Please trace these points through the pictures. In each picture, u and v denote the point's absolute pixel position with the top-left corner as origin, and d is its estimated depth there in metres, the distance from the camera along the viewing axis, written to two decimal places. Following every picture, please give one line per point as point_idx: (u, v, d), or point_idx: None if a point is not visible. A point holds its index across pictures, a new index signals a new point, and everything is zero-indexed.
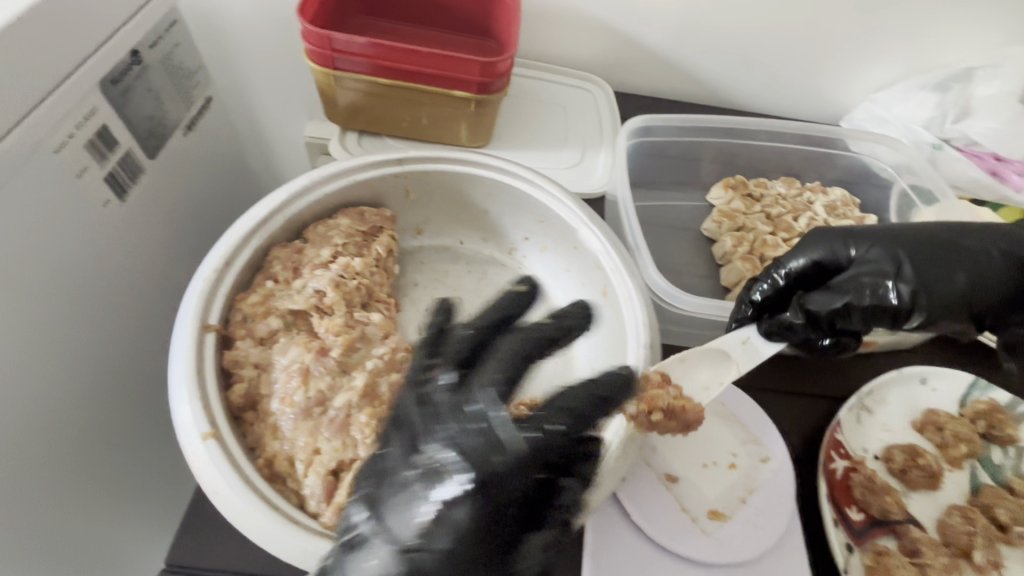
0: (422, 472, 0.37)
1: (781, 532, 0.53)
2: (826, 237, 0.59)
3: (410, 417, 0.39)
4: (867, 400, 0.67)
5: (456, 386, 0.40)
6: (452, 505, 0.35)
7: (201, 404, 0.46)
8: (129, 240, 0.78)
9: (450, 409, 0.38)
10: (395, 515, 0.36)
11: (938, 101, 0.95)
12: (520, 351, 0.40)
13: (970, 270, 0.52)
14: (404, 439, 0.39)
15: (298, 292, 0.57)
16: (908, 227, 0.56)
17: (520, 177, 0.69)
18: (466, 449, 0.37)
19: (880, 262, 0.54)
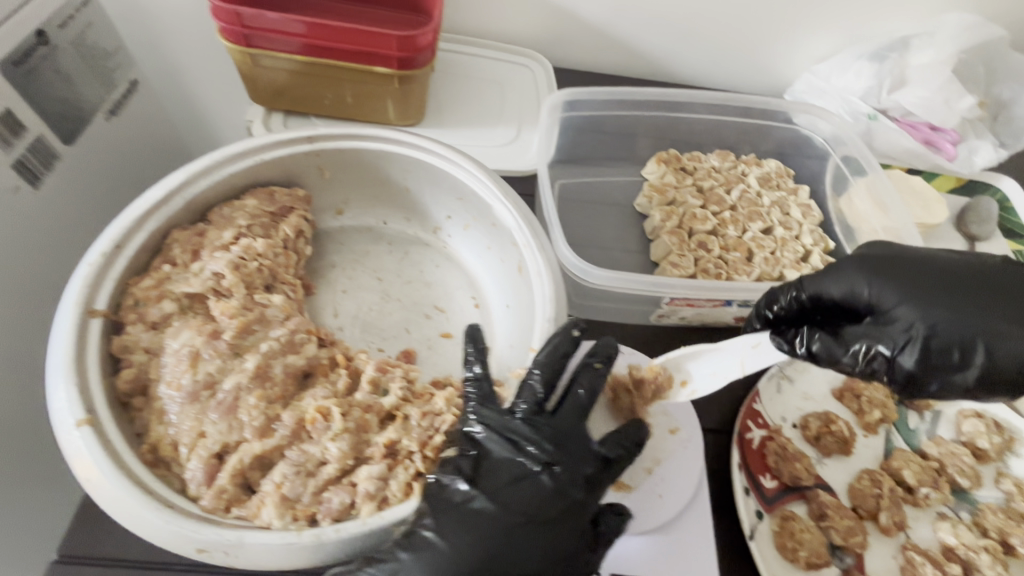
0: (518, 477, 0.44)
1: (685, 501, 0.53)
2: (862, 269, 0.50)
3: (499, 431, 0.46)
4: (787, 369, 0.67)
5: (538, 410, 0.47)
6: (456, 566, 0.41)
7: (79, 390, 0.45)
8: (41, 228, 0.76)
9: (539, 426, 0.46)
10: (483, 515, 0.43)
11: (874, 72, 0.94)
12: (588, 386, 0.49)
13: (1008, 349, 0.44)
14: (507, 450, 0.45)
15: (196, 275, 0.56)
16: (959, 276, 0.48)
17: (434, 153, 0.67)
18: (560, 457, 0.45)
19: (915, 323, 0.45)
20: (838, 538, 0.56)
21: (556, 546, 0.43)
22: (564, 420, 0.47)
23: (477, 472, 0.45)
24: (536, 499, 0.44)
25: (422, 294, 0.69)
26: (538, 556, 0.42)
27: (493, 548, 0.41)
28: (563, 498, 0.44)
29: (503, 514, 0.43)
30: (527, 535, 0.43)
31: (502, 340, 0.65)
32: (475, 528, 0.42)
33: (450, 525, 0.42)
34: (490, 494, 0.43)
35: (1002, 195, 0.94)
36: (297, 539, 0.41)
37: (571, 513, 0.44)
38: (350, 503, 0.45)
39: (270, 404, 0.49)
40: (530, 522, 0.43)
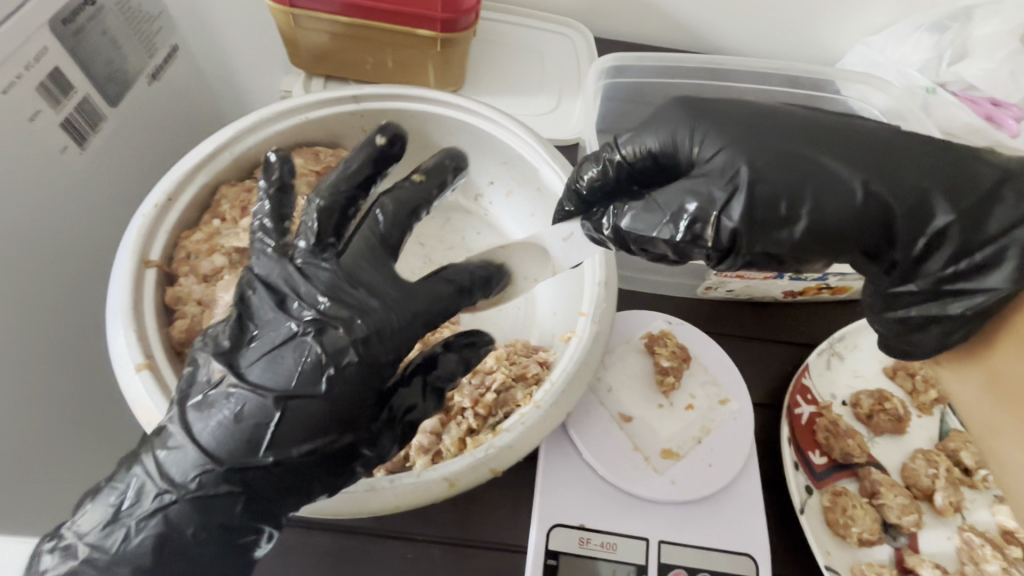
0: (279, 345, 0.39)
1: (736, 472, 0.52)
2: (683, 122, 0.46)
3: (269, 292, 0.41)
4: (838, 346, 0.65)
5: (317, 253, 0.42)
6: (241, 409, 0.37)
7: (138, 336, 0.46)
8: (90, 188, 0.77)
9: (314, 279, 0.41)
10: (226, 396, 0.38)
11: (934, 42, 0.90)
12: (393, 209, 0.43)
13: (833, 200, 0.41)
14: (274, 312, 0.41)
15: (245, 230, 0.56)
16: (775, 127, 0.44)
17: (479, 114, 0.65)
18: (337, 313, 0.40)
19: (740, 172, 0.42)
20: (893, 517, 0.54)
21: (325, 418, 0.38)
22: (349, 262, 0.42)
23: (233, 350, 0.40)
24: (294, 369, 0.38)
25: (464, 260, 0.68)
26: (291, 434, 0.37)
27: (237, 423, 0.37)
28: (328, 367, 0.38)
29: (248, 390, 0.38)
30: (281, 415, 0.37)
31: (546, 307, 0.65)
32: (219, 409, 0.38)
33: (193, 412, 0.38)
34: (238, 368, 0.39)
35: None
36: (352, 486, 0.41)
37: (341, 382, 0.39)
38: (404, 455, 0.45)
39: None
40: (281, 399, 0.37)
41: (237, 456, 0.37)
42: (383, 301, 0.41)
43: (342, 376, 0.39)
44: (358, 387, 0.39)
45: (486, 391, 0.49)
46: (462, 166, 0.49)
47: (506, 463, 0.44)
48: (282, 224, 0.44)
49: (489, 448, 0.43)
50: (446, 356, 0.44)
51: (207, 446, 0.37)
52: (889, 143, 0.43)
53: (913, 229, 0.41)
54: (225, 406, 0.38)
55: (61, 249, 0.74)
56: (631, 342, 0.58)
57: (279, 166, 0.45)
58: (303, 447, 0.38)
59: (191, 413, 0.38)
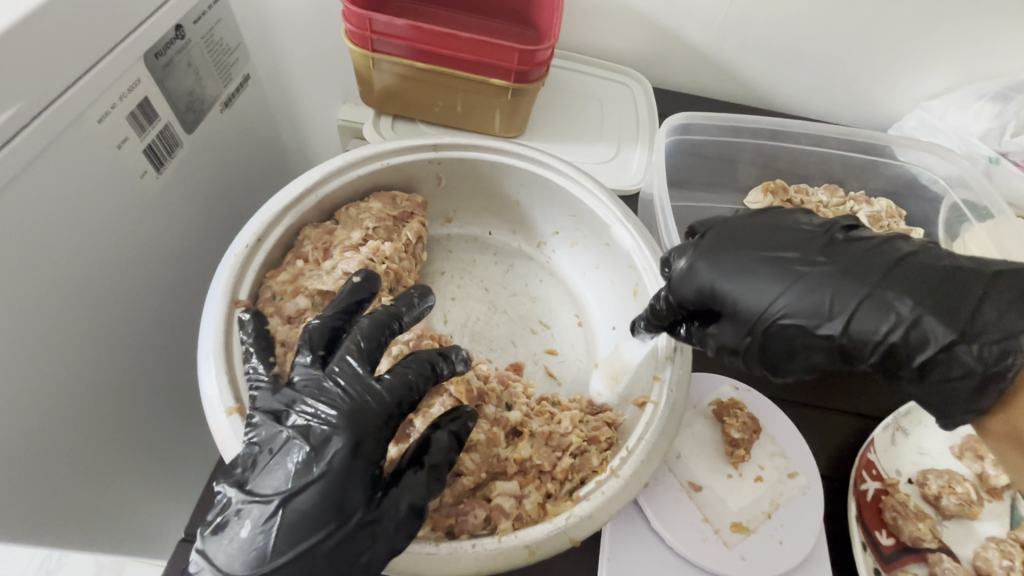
0: (274, 456, 0.39)
1: (807, 551, 0.51)
2: (710, 268, 0.45)
3: (265, 402, 0.42)
4: (902, 420, 0.64)
5: (313, 370, 0.43)
6: (254, 525, 0.36)
7: (228, 379, 0.47)
8: (166, 214, 0.78)
9: (302, 387, 0.42)
10: (238, 514, 0.37)
11: (996, 113, 0.90)
12: (369, 328, 0.45)
13: (821, 340, 0.42)
14: (266, 427, 0.41)
15: (328, 273, 0.57)
16: (798, 259, 0.43)
17: (554, 169, 0.66)
18: (325, 419, 0.40)
19: (754, 318, 0.43)
20: None
21: (323, 513, 0.37)
22: (333, 372, 0.42)
23: (237, 464, 0.40)
24: (289, 469, 0.38)
25: (528, 308, 0.69)
26: (295, 537, 0.36)
27: (251, 540, 0.36)
28: (316, 462, 0.38)
29: (256, 500, 0.37)
30: (281, 513, 0.36)
31: (608, 362, 0.65)
32: (229, 524, 0.37)
33: (207, 532, 0.37)
34: (243, 480, 0.39)
35: None
36: (435, 550, 0.41)
37: (327, 472, 0.38)
38: (486, 518, 0.45)
39: None
40: (280, 498, 0.37)
41: (254, 569, 0.35)
42: (362, 404, 0.41)
43: (322, 465, 0.38)
44: (340, 473, 0.38)
45: (562, 454, 0.49)
46: (430, 294, 0.51)
47: (584, 533, 0.43)
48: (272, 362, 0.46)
49: (570, 516, 0.43)
50: (437, 436, 0.44)
51: (225, 566, 0.36)
52: (893, 269, 0.41)
53: (903, 359, 0.41)
54: (239, 525, 0.37)
55: (143, 276, 0.74)
56: (699, 407, 0.59)
57: (253, 322, 0.48)
58: (309, 549, 0.36)
59: (207, 533, 0.37)
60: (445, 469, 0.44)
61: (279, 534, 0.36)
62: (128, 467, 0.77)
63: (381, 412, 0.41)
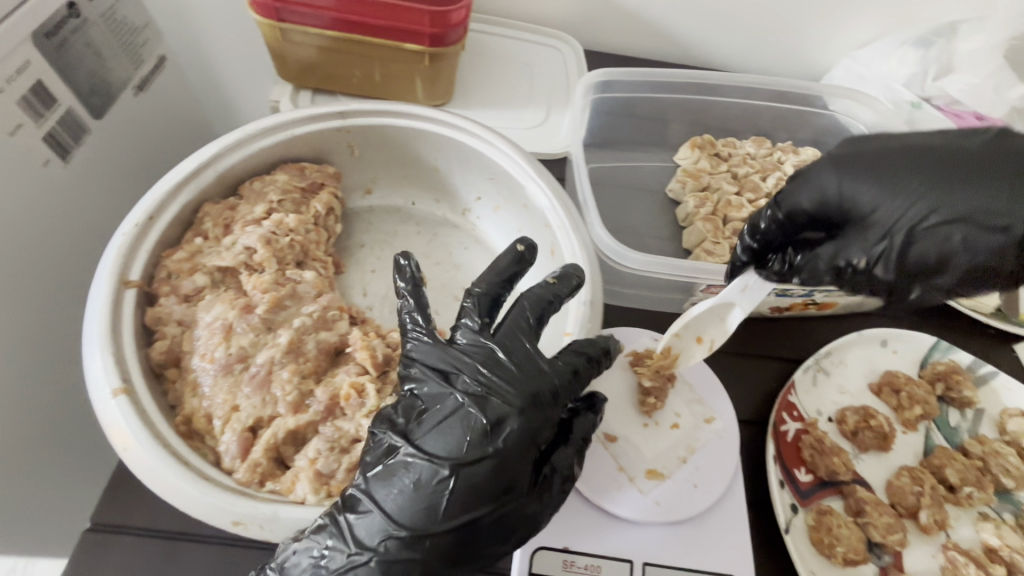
0: (448, 415, 0.42)
1: (722, 492, 0.52)
2: (832, 174, 0.45)
3: (431, 359, 0.44)
4: (824, 361, 0.65)
5: (477, 336, 0.45)
6: (427, 479, 0.39)
7: (114, 358, 0.45)
8: (82, 208, 0.72)
9: (470, 351, 0.44)
10: (405, 461, 0.40)
11: (919, 58, 0.89)
12: (533, 312, 0.46)
13: (990, 235, 0.38)
14: (436, 385, 0.43)
15: (228, 249, 0.55)
16: (951, 159, 0.42)
17: (467, 132, 0.65)
18: (496, 388, 0.42)
19: (898, 215, 0.41)
20: (877, 535, 0.54)
21: (495, 482, 0.40)
22: (506, 343, 0.44)
23: (401, 416, 0.43)
24: (463, 439, 0.40)
25: (451, 276, 0.68)
26: (461, 500, 0.39)
27: (418, 490, 0.39)
28: (495, 435, 0.41)
29: (425, 459, 0.40)
30: (453, 478, 0.39)
31: None
32: (398, 474, 0.40)
33: (373, 475, 0.40)
34: (408, 432, 0.42)
35: None
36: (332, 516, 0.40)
37: (503, 444, 0.40)
38: None
39: (303, 379, 0.48)
40: (454, 463, 0.39)
41: (422, 521, 0.38)
42: (529, 374, 0.43)
43: (499, 437, 0.41)
44: (513, 450, 0.41)
45: None
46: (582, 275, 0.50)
47: None
48: (428, 319, 0.47)
49: None
50: (580, 419, 0.48)
51: (394, 512, 0.38)
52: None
53: None
54: (406, 475, 0.39)
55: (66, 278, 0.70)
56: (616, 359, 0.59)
57: (411, 271, 0.48)
58: (476, 510, 0.39)
59: (374, 477, 0.40)
60: (587, 445, 0.48)
61: (448, 490, 0.39)
62: (82, 475, 0.75)
63: (541, 377, 0.44)
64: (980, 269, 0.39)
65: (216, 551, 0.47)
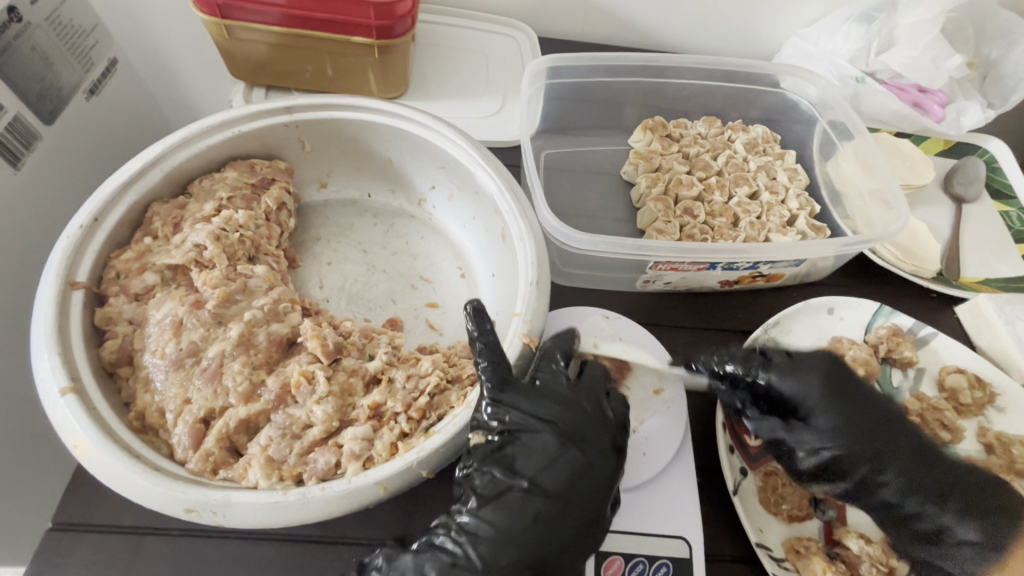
0: (553, 454, 0.47)
1: (669, 458, 0.55)
2: (796, 374, 0.57)
3: (528, 401, 0.48)
4: (772, 331, 0.67)
5: (563, 384, 0.51)
6: (533, 503, 0.45)
7: (62, 359, 0.45)
8: (38, 215, 0.70)
9: (559, 397, 0.50)
10: (511, 492, 0.45)
11: (863, 33, 0.89)
12: (563, 351, 0.54)
13: (867, 481, 0.54)
14: (545, 429, 0.48)
15: (177, 247, 0.55)
16: (868, 411, 0.56)
17: (414, 121, 0.66)
18: (578, 432, 0.48)
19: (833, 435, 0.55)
20: (819, 491, 0.57)
21: (589, 513, 0.46)
22: (586, 395, 0.51)
23: (498, 456, 0.47)
24: (563, 473, 0.46)
25: (408, 265, 0.69)
26: (559, 530, 0.44)
27: (531, 522, 0.44)
28: (592, 469, 0.47)
29: (540, 494, 0.45)
30: (560, 510, 0.45)
31: (489, 308, 0.66)
32: (512, 504, 0.45)
33: (487, 506, 0.45)
34: (512, 468, 0.46)
35: (990, 156, 0.91)
36: (283, 497, 0.42)
37: (599, 480, 0.47)
38: (336, 462, 0.46)
39: (254, 370, 0.49)
40: (562, 500, 0.45)
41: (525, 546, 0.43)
42: (596, 417, 0.49)
43: (598, 472, 0.47)
44: (613, 484, 0.47)
45: (420, 394, 0.50)
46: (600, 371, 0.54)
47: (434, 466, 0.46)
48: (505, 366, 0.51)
49: (420, 450, 0.45)
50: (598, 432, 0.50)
51: (501, 534, 0.43)
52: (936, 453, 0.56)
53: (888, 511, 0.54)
54: (510, 502, 0.45)
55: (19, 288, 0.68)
56: None
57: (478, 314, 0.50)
58: (576, 542, 0.45)
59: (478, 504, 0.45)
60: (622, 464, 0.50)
61: (553, 517, 0.44)
62: (49, 482, 0.74)
63: (612, 419, 0.50)
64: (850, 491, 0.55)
65: (177, 544, 0.48)
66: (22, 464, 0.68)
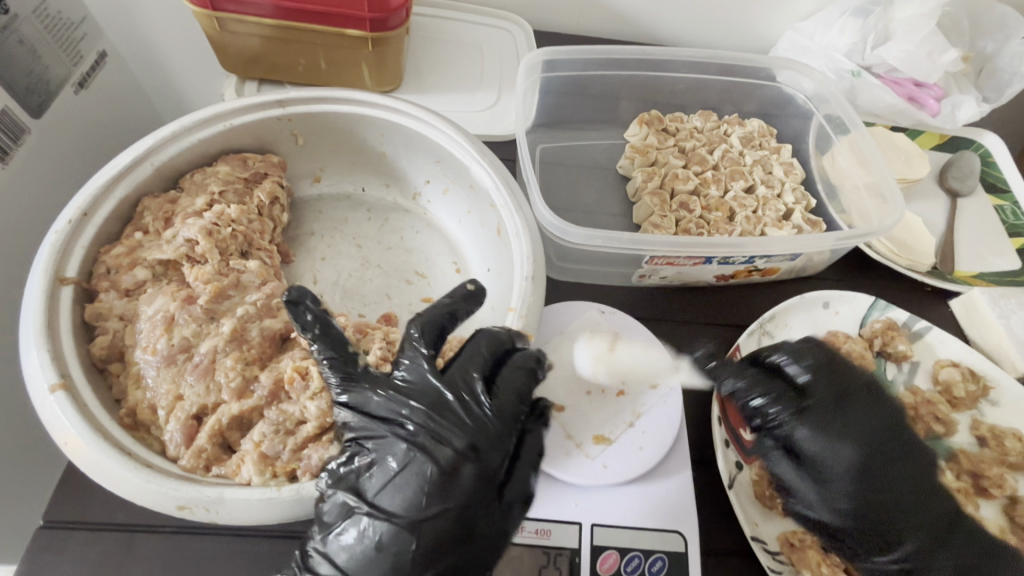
0: (396, 470, 0.41)
1: (665, 452, 0.55)
2: (833, 385, 0.55)
3: (377, 406, 0.43)
4: (768, 325, 0.67)
5: (419, 372, 0.44)
6: (374, 525, 0.40)
7: (51, 356, 0.44)
8: (26, 210, 0.69)
9: (412, 392, 0.44)
10: (354, 512, 0.40)
11: (859, 27, 0.89)
12: (489, 347, 0.46)
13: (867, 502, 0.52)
14: (389, 436, 0.42)
15: (168, 242, 0.54)
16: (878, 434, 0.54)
17: (409, 115, 0.65)
18: (427, 440, 0.42)
19: (831, 466, 0.52)
20: None
21: (449, 529, 0.40)
22: (450, 387, 0.44)
23: (347, 472, 0.42)
24: (405, 490, 0.40)
25: (403, 260, 0.69)
26: (412, 558, 0.39)
27: (376, 546, 0.39)
28: (444, 478, 0.40)
29: (382, 519, 0.40)
30: (410, 532, 0.39)
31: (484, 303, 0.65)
32: (355, 533, 0.40)
33: (330, 536, 0.40)
34: (359, 488, 0.41)
35: (984, 151, 0.91)
36: (277, 494, 0.42)
37: (458, 491, 0.40)
38: (331, 458, 0.46)
39: (247, 365, 0.49)
40: (411, 523, 0.39)
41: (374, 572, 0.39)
42: (460, 425, 0.42)
43: (454, 484, 0.41)
44: (478, 495, 0.41)
45: None
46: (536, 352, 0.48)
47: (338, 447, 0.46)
48: (350, 353, 0.44)
49: None
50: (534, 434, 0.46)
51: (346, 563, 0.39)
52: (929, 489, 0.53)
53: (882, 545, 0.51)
54: (354, 524, 0.40)
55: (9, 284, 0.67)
56: (566, 334, 0.62)
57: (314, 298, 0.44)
58: (438, 559, 0.40)
59: (327, 530, 0.41)
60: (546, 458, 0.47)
61: (406, 541, 0.39)
62: (40, 480, 0.73)
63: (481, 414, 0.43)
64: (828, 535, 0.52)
65: (169, 541, 0.48)
66: (11, 462, 0.68)
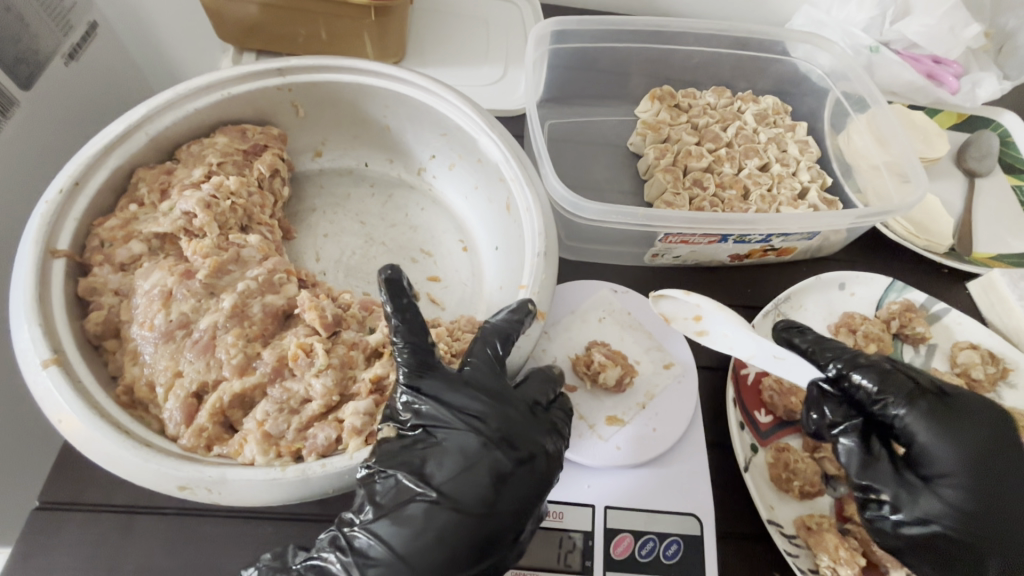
0: (469, 459, 0.41)
1: (681, 433, 0.54)
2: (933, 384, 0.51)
3: (455, 397, 0.43)
4: (783, 306, 0.65)
5: (495, 372, 0.45)
6: (437, 515, 0.39)
7: (43, 330, 0.42)
8: (17, 185, 0.67)
9: (488, 388, 0.44)
10: (416, 499, 0.39)
11: (878, 0, 0.85)
12: (547, 381, 0.48)
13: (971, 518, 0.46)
14: (463, 428, 0.42)
15: (165, 215, 0.52)
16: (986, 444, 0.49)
17: (414, 85, 0.62)
18: (502, 438, 0.42)
19: (941, 463, 0.47)
20: (832, 467, 0.55)
21: (505, 529, 0.40)
22: (519, 399, 0.45)
23: (415, 457, 0.41)
24: (474, 485, 0.40)
25: (408, 238, 0.66)
26: (466, 550, 0.39)
27: (434, 538, 0.38)
28: (515, 481, 0.41)
29: (449, 508, 0.39)
30: (471, 525, 0.39)
31: (492, 282, 0.63)
32: (415, 519, 0.39)
33: (384, 519, 0.39)
34: (422, 474, 0.40)
35: (1003, 130, 0.89)
36: (281, 474, 0.40)
37: (524, 492, 0.41)
38: (337, 437, 0.44)
39: (248, 342, 0.47)
40: (478, 514, 0.39)
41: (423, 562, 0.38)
42: (531, 430, 0.43)
43: (519, 481, 0.41)
44: (538, 497, 0.42)
45: None
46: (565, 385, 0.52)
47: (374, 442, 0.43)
48: (426, 338, 0.44)
49: None
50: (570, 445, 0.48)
51: (400, 548, 0.38)
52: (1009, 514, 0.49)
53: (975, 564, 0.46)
54: (415, 511, 0.39)
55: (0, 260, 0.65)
56: (577, 313, 0.60)
57: (393, 285, 0.44)
58: (487, 552, 0.40)
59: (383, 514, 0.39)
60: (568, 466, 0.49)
61: (465, 533, 0.39)
62: (37, 460, 0.71)
63: (544, 422, 0.45)
64: (931, 545, 0.46)
65: (171, 523, 0.46)
66: (4, 442, 0.66)
